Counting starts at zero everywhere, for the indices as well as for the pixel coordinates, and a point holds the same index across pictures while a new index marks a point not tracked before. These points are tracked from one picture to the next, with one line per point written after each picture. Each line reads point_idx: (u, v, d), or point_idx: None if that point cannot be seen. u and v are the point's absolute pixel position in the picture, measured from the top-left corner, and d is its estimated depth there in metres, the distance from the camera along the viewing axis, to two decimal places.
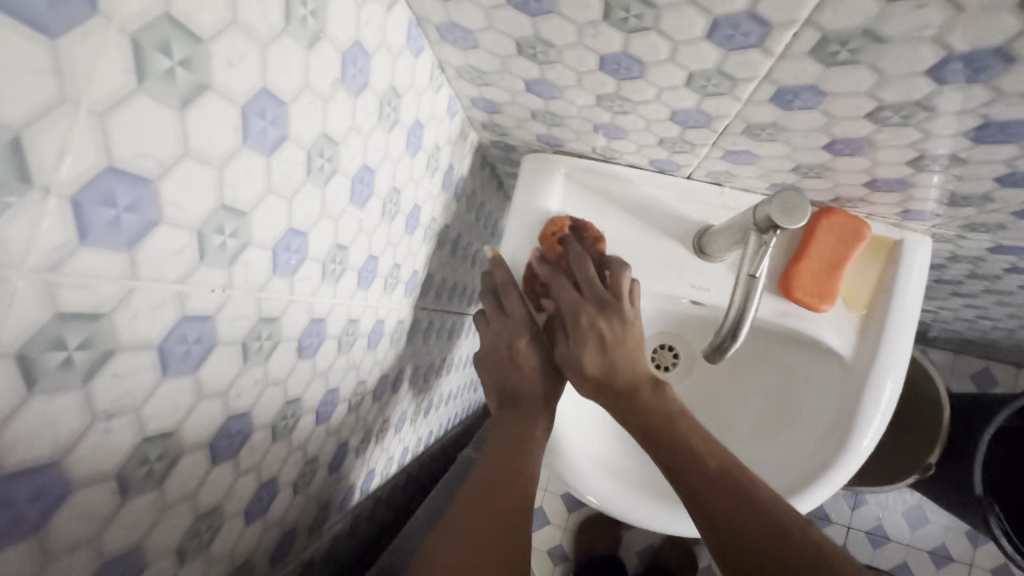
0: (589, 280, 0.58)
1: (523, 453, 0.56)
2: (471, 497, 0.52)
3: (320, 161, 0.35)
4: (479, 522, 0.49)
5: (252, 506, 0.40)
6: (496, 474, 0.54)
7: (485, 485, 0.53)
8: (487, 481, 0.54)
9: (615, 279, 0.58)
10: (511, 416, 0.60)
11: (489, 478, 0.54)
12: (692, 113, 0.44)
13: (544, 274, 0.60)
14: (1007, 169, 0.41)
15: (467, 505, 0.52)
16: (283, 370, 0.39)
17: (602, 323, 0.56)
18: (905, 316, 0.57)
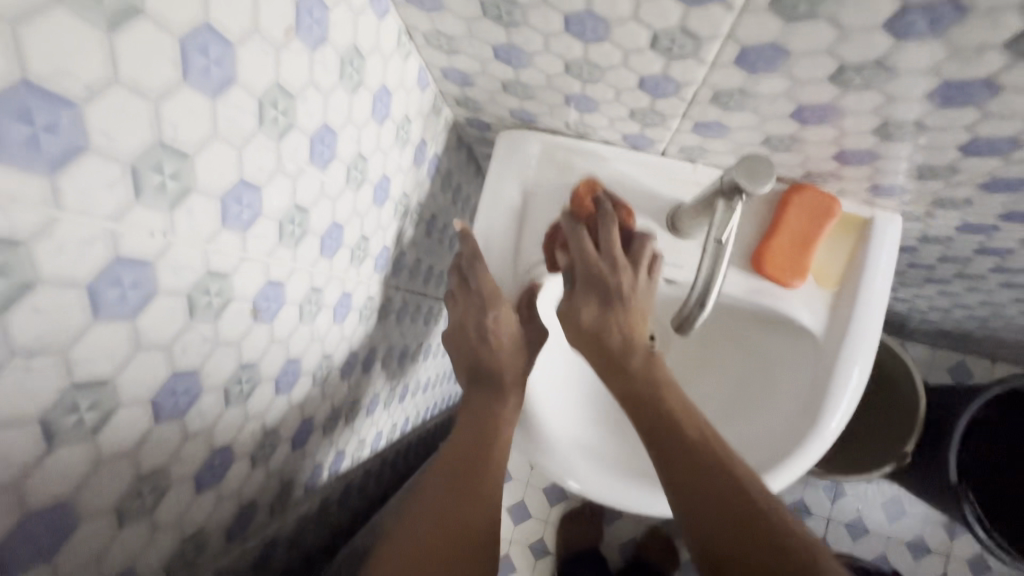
0: (612, 246, 0.56)
1: (497, 443, 0.55)
2: (433, 486, 0.52)
3: (273, 113, 0.34)
4: (443, 519, 0.49)
5: (204, 472, 0.39)
6: (464, 458, 0.53)
7: (445, 471, 0.53)
8: (452, 469, 0.53)
9: (638, 246, 0.57)
10: (483, 393, 0.59)
11: (452, 466, 0.53)
12: (659, 80, 0.44)
13: (568, 230, 0.58)
14: (969, 136, 0.41)
15: (430, 498, 0.51)
16: (236, 331, 0.38)
17: (612, 287, 0.55)
18: (876, 293, 0.56)
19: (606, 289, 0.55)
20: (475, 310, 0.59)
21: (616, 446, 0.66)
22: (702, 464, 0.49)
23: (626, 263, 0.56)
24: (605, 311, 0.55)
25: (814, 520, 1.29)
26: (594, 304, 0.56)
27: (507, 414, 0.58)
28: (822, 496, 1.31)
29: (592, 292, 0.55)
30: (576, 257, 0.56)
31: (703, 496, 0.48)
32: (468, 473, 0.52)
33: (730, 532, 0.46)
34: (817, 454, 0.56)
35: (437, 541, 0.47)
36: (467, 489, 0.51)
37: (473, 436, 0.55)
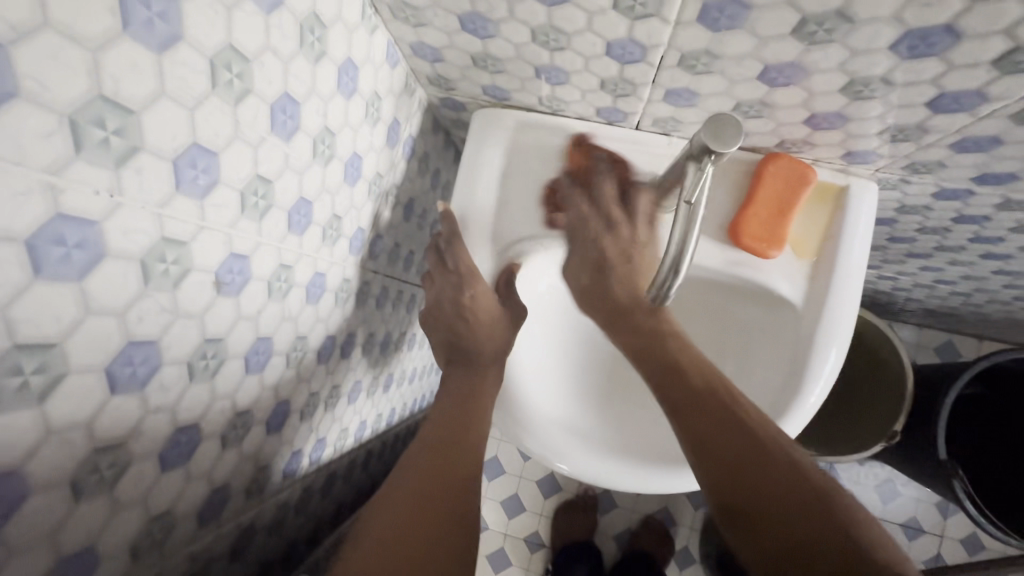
0: (605, 200, 0.57)
1: (472, 432, 0.53)
2: (408, 474, 0.50)
3: (227, 76, 0.34)
4: (421, 509, 0.47)
5: (168, 449, 0.38)
6: (439, 445, 0.52)
7: (420, 459, 0.51)
8: (426, 457, 0.51)
9: (633, 196, 0.57)
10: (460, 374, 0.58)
11: (425, 454, 0.51)
12: (626, 44, 0.44)
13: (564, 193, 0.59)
14: (935, 91, 0.41)
15: (406, 485, 0.49)
16: (199, 303, 0.37)
17: (605, 242, 0.56)
18: (853, 260, 0.56)
19: (593, 248, 0.56)
20: (452, 289, 0.59)
21: (600, 425, 0.66)
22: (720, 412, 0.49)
23: (623, 219, 0.56)
24: (599, 271, 0.56)
25: None
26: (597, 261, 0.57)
27: (484, 395, 0.57)
28: None
29: (584, 253, 0.57)
30: (572, 218, 0.58)
31: (732, 455, 0.47)
32: (442, 461, 0.50)
33: (760, 492, 0.45)
34: (797, 426, 0.56)
35: (415, 531, 0.45)
36: (441, 477, 0.49)
37: (447, 423, 0.54)
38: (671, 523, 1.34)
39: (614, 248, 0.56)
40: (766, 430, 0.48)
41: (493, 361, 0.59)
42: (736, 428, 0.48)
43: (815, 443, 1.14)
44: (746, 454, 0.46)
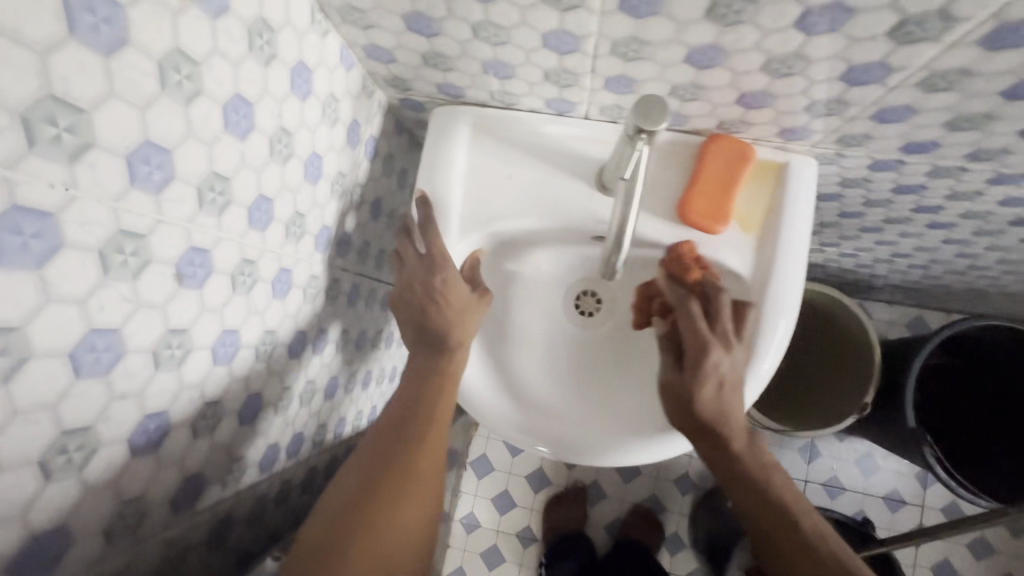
0: (720, 317, 0.56)
1: (432, 431, 0.56)
2: (360, 479, 0.53)
3: (176, 77, 0.36)
4: (384, 526, 0.51)
5: (137, 435, 0.40)
6: (395, 448, 0.54)
7: (375, 461, 0.54)
8: (381, 462, 0.53)
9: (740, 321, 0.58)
10: (422, 363, 0.59)
11: (381, 455, 0.54)
12: (560, 34, 0.47)
13: (675, 301, 0.58)
14: (844, 64, 0.44)
15: (361, 493, 0.52)
16: (160, 294, 0.39)
17: (726, 366, 0.55)
18: (796, 231, 0.59)
19: (714, 376, 0.55)
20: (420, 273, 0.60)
21: (568, 405, 0.69)
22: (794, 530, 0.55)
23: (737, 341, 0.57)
24: (719, 393, 0.56)
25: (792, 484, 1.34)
26: (709, 381, 0.56)
27: (447, 389, 0.58)
28: (799, 458, 1.35)
29: (702, 402, 0.56)
30: (688, 334, 0.56)
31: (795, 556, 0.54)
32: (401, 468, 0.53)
33: None
34: (750, 396, 0.59)
35: (386, 529, 0.51)
36: (400, 487, 0.53)
37: (406, 422, 0.56)
38: (661, 509, 1.37)
39: (732, 376, 0.56)
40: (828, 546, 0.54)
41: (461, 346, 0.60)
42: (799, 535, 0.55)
43: (792, 420, 1.16)
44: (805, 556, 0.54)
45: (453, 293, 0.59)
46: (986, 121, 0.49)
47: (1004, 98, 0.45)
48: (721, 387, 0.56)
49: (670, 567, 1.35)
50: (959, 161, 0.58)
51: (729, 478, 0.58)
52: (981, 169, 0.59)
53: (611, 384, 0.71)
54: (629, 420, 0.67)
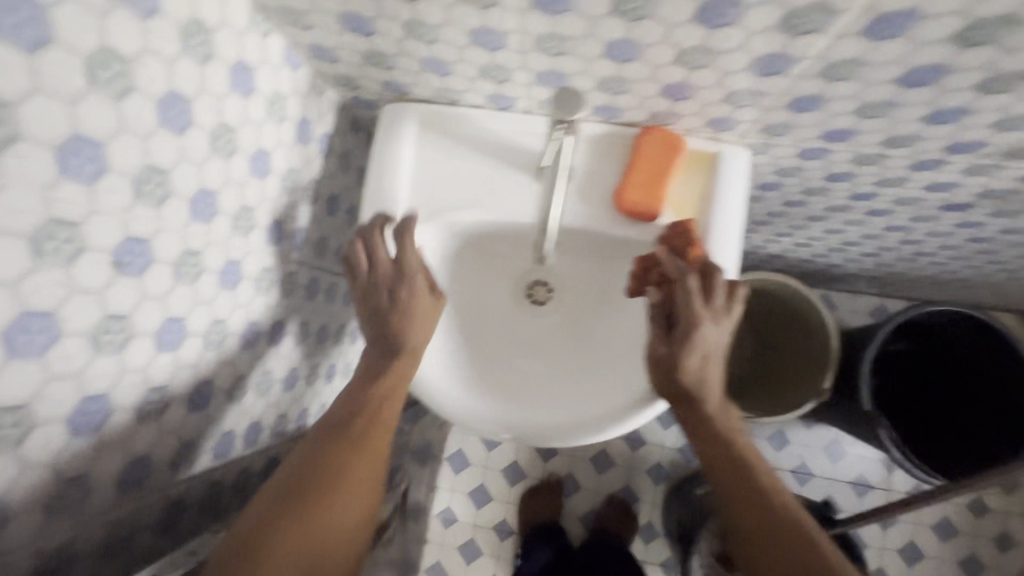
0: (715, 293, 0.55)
1: (368, 442, 0.57)
2: (288, 485, 0.54)
3: (105, 75, 0.38)
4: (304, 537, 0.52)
5: (78, 416, 0.43)
6: (326, 460, 0.55)
7: (306, 470, 0.55)
8: (311, 473, 0.54)
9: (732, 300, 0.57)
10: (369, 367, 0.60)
11: (311, 465, 0.55)
12: (484, 32, 0.49)
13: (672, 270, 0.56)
14: (748, 57, 0.47)
15: (285, 502, 0.53)
16: (97, 281, 0.41)
17: (714, 339, 0.54)
18: (728, 219, 0.63)
19: (704, 349, 0.54)
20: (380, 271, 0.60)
21: (522, 389, 0.72)
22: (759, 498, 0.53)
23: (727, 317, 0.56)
24: (705, 365, 0.54)
25: None
26: (696, 354, 0.54)
27: (391, 398, 0.60)
28: (768, 446, 1.38)
29: (688, 372, 0.54)
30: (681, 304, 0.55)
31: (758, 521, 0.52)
32: (329, 480, 0.54)
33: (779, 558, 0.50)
34: None
35: (317, 521, 0.53)
36: (326, 497, 0.54)
37: (339, 434, 0.56)
38: (635, 499, 1.39)
39: (718, 350, 0.55)
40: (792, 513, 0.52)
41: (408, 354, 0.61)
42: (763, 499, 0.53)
43: (757, 406, 1.19)
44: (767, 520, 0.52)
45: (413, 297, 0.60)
46: (890, 109, 0.52)
47: (899, 87, 0.48)
48: (705, 361, 0.55)
49: (643, 555, 1.37)
50: (879, 148, 0.61)
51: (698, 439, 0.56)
52: (900, 155, 0.62)
53: (567, 370, 0.73)
54: (579, 404, 0.69)
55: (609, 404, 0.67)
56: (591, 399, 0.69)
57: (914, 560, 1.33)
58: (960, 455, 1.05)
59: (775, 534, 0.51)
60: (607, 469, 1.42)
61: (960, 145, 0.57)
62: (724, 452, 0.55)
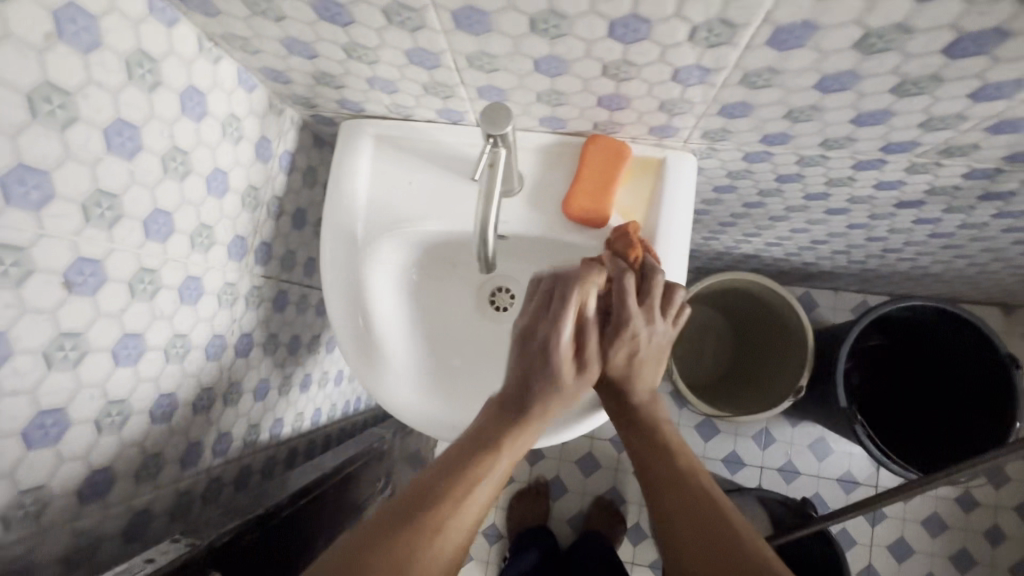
0: (650, 294, 0.60)
1: (451, 525, 0.48)
2: (350, 561, 0.44)
3: (47, 107, 0.41)
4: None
5: (33, 429, 0.46)
6: (406, 539, 0.46)
7: (377, 546, 0.45)
8: (383, 553, 0.44)
9: (667, 300, 0.61)
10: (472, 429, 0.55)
11: (387, 543, 0.45)
12: (418, 52, 0.51)
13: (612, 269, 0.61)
14: (669, 68, 0.48)
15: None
16: (48, 301, 0.44)
17: (643, 336, 0.59)
18: (674, 223, 0.65)
19: (633, 344, 0.59)
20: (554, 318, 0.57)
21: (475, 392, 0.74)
22: (677, 473, 0.60)
23: (660, 317, 0.60)
24: (631, 359, 0.60)
25: (748, 470, 1.37)
26: (624, 348, 0.60)
27: (487, 480, 0.52)
28: (753, 445, 1.38)
29: (613, 363, 0.61)
30: (616, 303, 0.59)
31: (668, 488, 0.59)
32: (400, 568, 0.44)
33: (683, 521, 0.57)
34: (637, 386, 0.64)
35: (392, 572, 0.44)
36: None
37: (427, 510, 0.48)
38: (622, 501, 1.40)
39: (645, 345, 0.60)
40: (698, 483, 0.59)
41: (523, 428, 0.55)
42: (675, 472, 0.60)
43: (734, 407, 1.21)
44: (676, 487, 0.59)
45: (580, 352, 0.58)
46: (816, 113, 0.53)
47: (818, 92, 0.49)
48: (633, 355, 0.60)
49: (631, 557, 1.38)
50: (818, 150, 0.62)
51: (623, 423, 0.64)
52: (840, 156, 0.63)
53: None
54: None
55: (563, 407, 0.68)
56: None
57: (906, 559, 1.30)
58: (941, 450, 1.08)
59: (691, 504, 0.57)
60: (594, 472, 1.42)
61: (894, 145, 0.58)
62: (644, 435, 0.62)
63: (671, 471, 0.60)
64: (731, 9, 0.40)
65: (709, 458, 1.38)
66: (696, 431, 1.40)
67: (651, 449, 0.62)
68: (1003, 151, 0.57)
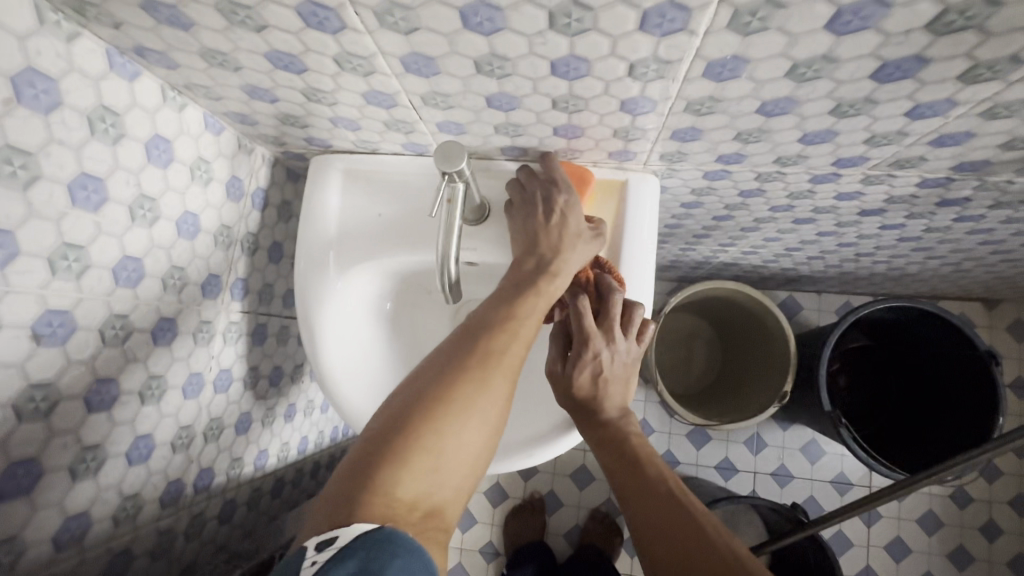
0: (608, 313, 0.62)
1: (493, 364, 0.49)
2: (401, 408, 0.46)
3: (9, 168, 0.43)
4: (423, 471, 0.44)
5: (5, 480, 0.47)
6: (446, 381, 0.47)
7: (427, 384, 0.47)
8: (425, 397, 0.46)
9: (628, 317, 0.63)
10: (498, 289, 0.56)
11: (427, 387, 0.47)
12: (374, 94, 0.53)
13: (569, 296, 0.63)
14: (615, 99, 0.50)
15: (398, 426, 0.45)
16: (16, 354, 0.46)
17: (605, 354, 0.61)
18: (637, 243, 0.67)
19: (596, 364, 0.62)
20: (536, 213, 0.60)
21: None
22: (646, 481, 0.61)
23: (621, 335, 0.62)
24: (596, 376, 0.62)
25: (741, 476, 1.37)
26: (587, 369, 0.62)
27: (518, 334, 0.52)
28: (746, 450, 1.39)
29: (579, 382, 0.62)
30: (574, 324, 0.62)
31: (643, 500, 0.60)
32: (448, 405, 0.46)
33: (662, 530, 0.57)
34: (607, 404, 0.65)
35: (429, 436, 0.45)
36: (447, 425, 0.46)
37: (461, 354, 0.49)
38: (618, 513, 1.40)
39: (609, 363, 0.62)
40: (670, 491, 0.60)
41: (543, 278, 0.56)
42: (650, 483, 0.60)
43: (720, 412, 1.22)
44: (652, 498, 0.59)
45: (566, 226, 0.59)
46: (764, 134, 0.55)
47: (762, 116, 0.51)
48: (598, 374, 0.62)
49: (629, 569, 1.38)
50: (774, 166, 0.63)
51: (596, 439, 0.64)
52: (796, 172, 0.64)
53: None
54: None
55: (531, 429, 0.71)
56: (516, 424, 0.73)
57: (904, 558, 1.30)
58: (928, 449, 1.08)
59: (661, 512, 0.58)
60: (589, 485, 1.43)
61: (845, 161, 0.60)
62: (617, 449, 0.63)
63: (646, 482, 0.61)
64: (663, 48, 0.41)
65: (702, 465, 1.39)
66: (688, 439, 1.40)
67: (624, 462, 0.63)
68: (949, 161, 0.58)
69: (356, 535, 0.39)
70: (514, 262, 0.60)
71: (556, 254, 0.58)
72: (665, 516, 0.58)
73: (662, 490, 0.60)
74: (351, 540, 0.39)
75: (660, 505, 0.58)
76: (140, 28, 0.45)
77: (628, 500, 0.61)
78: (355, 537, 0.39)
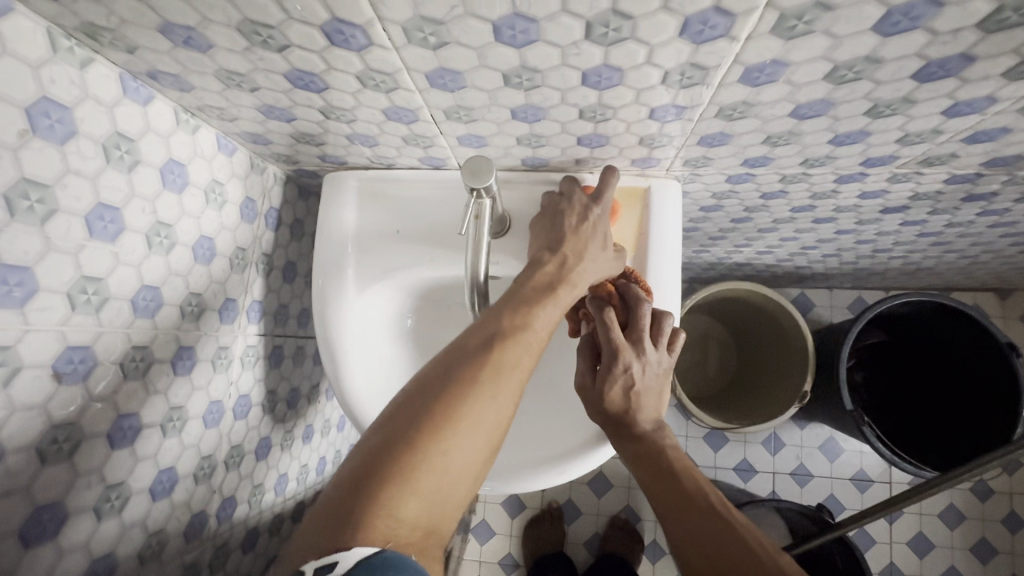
0: (639, 324, 0.60)
1: (504, 376, 0.47)
2: (407, 420, 0.43)
3: (26, 203, 0.41)
4: (428, 490, 0.42)
5: (29, 527, 0.45)
6: (456, 393, 0.45)
7: (434, 394, 0.45)
8: (432, 409, 0.44)
9: (659, 328, 0.62)
10: (508, 291, 0.54)
11: (436, 398, 0.44)
12: (397, 110, 0.51)
13: (596, 310, 0.62)
14: (644, 107, 0.48)
15: (406, 440, 0.42)
16: (37, 396, 0.44)
17: (636, 366, 0.60)
18: (662, 250, 0.66)
19: (627, 376, 0.60)
20: (565, 219, 0.58)
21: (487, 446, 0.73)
22: (684, 496, 0.59)
23: (652, 347, 0.61)
24: (629, 389, 0.61)
25: (760, 477, 1.36)
26: (619, 382, 0.61)
27: (528, 343, 0.50)
28: (764, 451, 1.37)
29: (613, 396, 0.61)
30: (603, 339, 0.60)
31: (680, 511, 0.58)
32: (457, 419, 0.44)
33: (700, 539, 0.55)
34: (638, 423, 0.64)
35: (436, 452, 0.42)
36: (455, 440, 0.43)
37: (473, 364, 0.47)
38: (638, 519, 1.37)
39: (641, 374, 0.61)
40: (707, 500, 0.58)
41: (561, 284, 0.55)
42: (687, 493, 0.59)
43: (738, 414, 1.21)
44: (687, 508, 0.58)
45: (592, 239, 0.58)
46: (794, 136, 0.54)
47: (795, 119, 0.50)
48: (630, 385, 0.61)
49: None
50: (799, 168, 0.62)
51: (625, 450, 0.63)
52: (822, 172, 0.63)
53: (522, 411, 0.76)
54: (530, 447, 0.71)
55: (566, 443, 0.69)
56: (543, 442, 0.71)
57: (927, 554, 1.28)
58: (953, 443, 1.07)
59: (700, 522, 0.57)
60: (607, 492, 1.40)
61: (873, 160, 0.59)
62: (651, 459, 0.62)
63: (682, 493, 0.59)
64: (702, 55, 0.40)
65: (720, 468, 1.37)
66: (705, 441, 1.39)
67: (657, 473, 0.61)
68: (981, 157, 0.57)
69: (357, 561, 0.36)
70: (529, 262, 0.58)
71: (574, 262, 0.56)
72: (704, 525, 0.56)
73: (700, 500, 0.58)
74: (354, 566, 0.36)
75: (698, 513, 0.57)
76: (154, 52, 0.44)
77: (663, 510, 0.60)
78: (357, 562, 0.36)
